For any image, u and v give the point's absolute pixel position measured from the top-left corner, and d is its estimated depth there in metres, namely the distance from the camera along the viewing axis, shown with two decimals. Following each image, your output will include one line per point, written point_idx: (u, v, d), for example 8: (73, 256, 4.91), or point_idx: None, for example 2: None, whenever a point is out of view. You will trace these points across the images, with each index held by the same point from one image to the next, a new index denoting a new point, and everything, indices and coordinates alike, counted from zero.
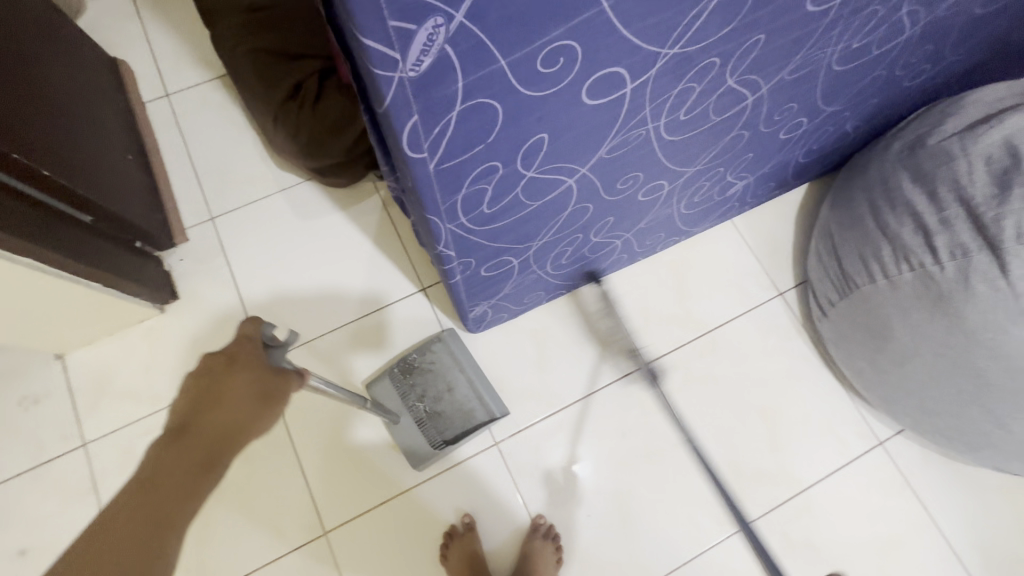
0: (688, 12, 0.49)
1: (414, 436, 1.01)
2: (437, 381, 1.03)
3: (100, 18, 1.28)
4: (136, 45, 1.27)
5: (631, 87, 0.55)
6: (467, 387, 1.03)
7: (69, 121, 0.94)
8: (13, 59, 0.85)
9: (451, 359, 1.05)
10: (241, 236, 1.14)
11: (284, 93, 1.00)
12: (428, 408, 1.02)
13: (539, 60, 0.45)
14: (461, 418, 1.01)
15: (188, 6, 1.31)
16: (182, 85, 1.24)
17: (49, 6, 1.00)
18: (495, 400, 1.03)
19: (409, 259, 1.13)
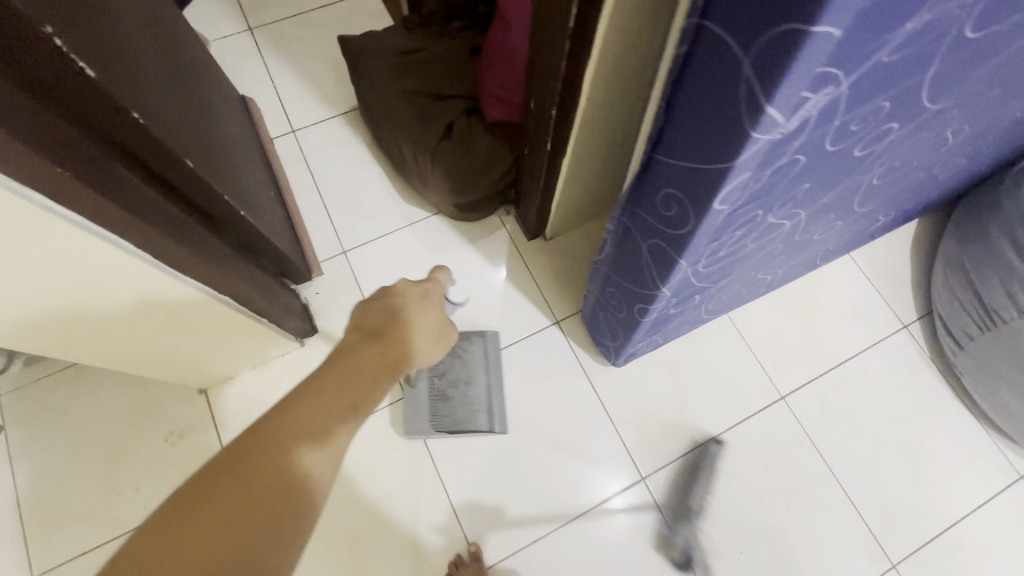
0: (972, 72, 0.52)
1: (420, 405, 1.03)
2: (461, 369, 1.05)
3: (225, 56, 1.32)
4: (261, 82, 1.30)
5: (890, 139, 0.57)
6: (482, 389, 1.04)
7: (217, 143, 0.88)
8: (193, 99, 0.84)
9: (484, 358, 1.06)
10: (373, 269, 1.15)
11: (438, 129, 1.03)
12: (443, 389, 1.03)
13: (858, 119, 0.47)
14: (462, 416, 1.02)
15: (308, 45, 1.36)
16: (307, 121, 1.27)
17: (203, 49, 1.02)
18: (498, 417, 1.04)
19: (541, 293, 1.15)
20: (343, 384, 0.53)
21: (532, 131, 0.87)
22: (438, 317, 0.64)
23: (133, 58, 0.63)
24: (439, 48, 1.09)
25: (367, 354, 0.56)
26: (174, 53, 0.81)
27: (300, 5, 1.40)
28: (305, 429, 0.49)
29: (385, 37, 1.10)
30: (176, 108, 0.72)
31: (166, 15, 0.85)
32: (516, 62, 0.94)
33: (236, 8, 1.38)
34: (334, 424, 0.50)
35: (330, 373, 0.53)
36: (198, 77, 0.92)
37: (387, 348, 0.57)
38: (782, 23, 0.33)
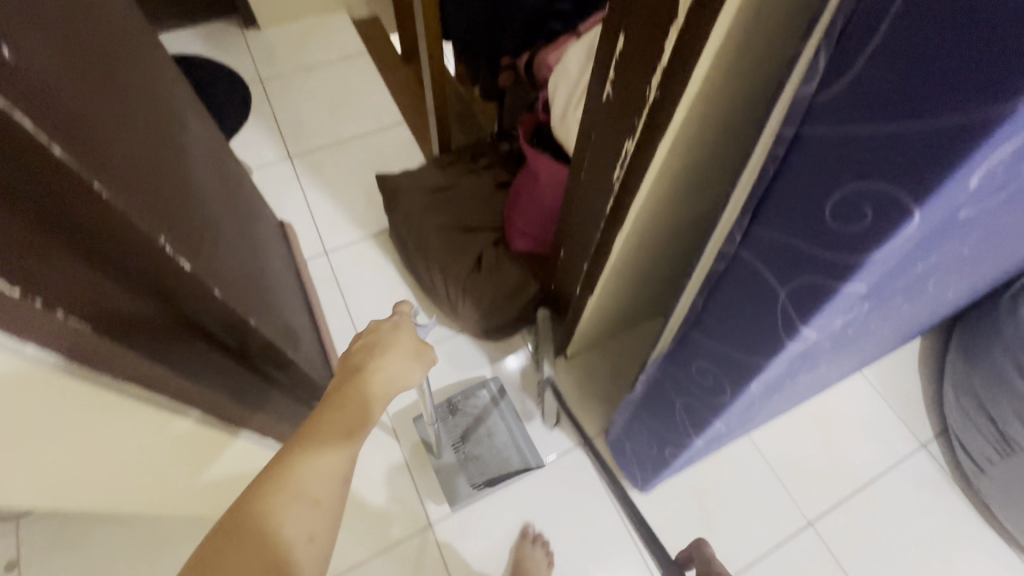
0: (972, 265, 0.57)
1: (455, 475, 1.08)
2: (478, 426, 1.13)
3: (265, 183, 1.44)
4: (297, 206, 1.41)
5: (902, 313, 0.63)
6: (505, 434, 1.13)
7: (264, 280, 0.90)
8: (247, 236, 0.89)
9: (494, 405, 1.15)
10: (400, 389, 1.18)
11: (469, 260, 1.10)
12: (470, 450, 1.10)
13: (876, 316, 0.52)
14: (500, 463, 1.10)
15: (343, 173, 1.48)
16: (339, 243, 1.36)
17: (252, 187, 1.11)
18: (530, 450, 1.12)
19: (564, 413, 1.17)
20: (340, 421, 0.54)
21: (562, 272, 0.94)
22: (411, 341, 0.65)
23: (204, 215, 0.67)
24: (468, 185, 1.20)
25: (356, 386, 0.58)
26: (228, 200, 0.85)
27: (336, 137, 1.54)
28: (313, 464, 0.50)
29: (418, 175, 1.21)
30: (233, 255, 0.74)
31: (229, 168, 0.94)
32: (544, 208, 1.02)
33: (278, 140, 1.52)
34: (336, 448, 0.52)
35: (323, 413, 0.55)
36: (246, 216, 0.97)
37: (370, 378, 0.59)
38: (816, 275, 0.39)
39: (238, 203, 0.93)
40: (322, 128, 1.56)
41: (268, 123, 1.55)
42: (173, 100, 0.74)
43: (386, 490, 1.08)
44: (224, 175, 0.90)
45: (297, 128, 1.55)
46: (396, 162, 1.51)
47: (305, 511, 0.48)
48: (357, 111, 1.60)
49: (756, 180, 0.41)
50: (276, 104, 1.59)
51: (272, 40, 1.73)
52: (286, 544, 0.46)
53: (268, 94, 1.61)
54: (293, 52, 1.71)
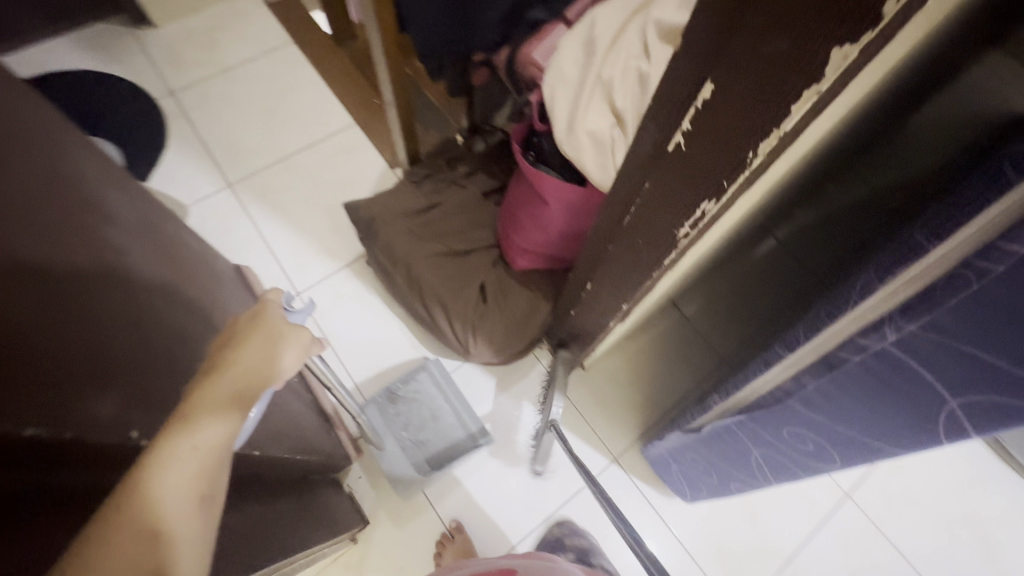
0: None
1: (401, 462, 1.04)
2: (421, 411, 1.08)
3: (207, 221, 1.24)
4: (251, 244, 1.22)
5: None
6: (450, 416, 1.08)
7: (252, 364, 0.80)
8: (205, 321, 0.72)
9: (435, 388, 1.10)
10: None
11: (472, 293, 0.98)
12: (414, 436, 1.06)
13: None
14: (446, 447, 1.06)
15: (296, 195, 1.29)
16: (311, 279, 1.20)
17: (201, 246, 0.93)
18: (478, 427, 1.08)
19: (593, 428, 1.11)
20: (224, 392, 0.43)
21: (585, 303, 0.84)
22: (283, 321, 0.52)
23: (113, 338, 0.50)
24: (452, 202, 1.06)
25: (234, 363, 0.46)
26: (187, 289, 0.72)
27: (279, 152, 1.33)
28: (187, 448, 0.38)
29: (392, 197, 1.05)
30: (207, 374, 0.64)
31: (169, 240, 0.76)
32: (552, 233, 0.88)
33: (210, 166, 1.30)
34: (216, 427, 0.41)
35: (198, 385, 0.43)
36: (207, 293, 0.82)
37: (251, 353, 0.47)
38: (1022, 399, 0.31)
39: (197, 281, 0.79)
40: (259, 144, 1.34)
41: (192, 146, 1.32)
42: (102, 204, 0.59)
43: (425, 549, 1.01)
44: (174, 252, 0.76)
45: (230, 147, 1.33)
46: (355, 172, 1.33)
47: (176, 507, 0.36)
48: (296, 116, 1.39)
49: (928, 283, 0.32)
50: (197, 121, 1.35)
51: (173, 40, 1.45)
52: (156, 554, 0.34)
53: (185, 110, 1.36)
54: (203, 52, 1.44)
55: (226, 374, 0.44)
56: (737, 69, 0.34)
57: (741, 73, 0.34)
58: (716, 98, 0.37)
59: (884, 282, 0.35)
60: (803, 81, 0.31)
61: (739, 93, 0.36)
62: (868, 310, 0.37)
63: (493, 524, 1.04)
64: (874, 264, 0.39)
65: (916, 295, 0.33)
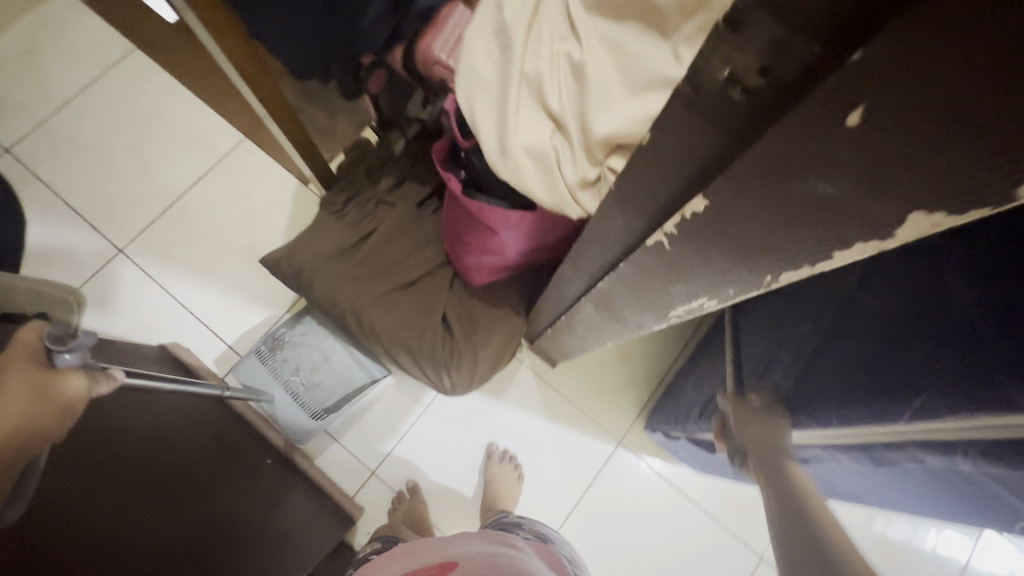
0: None
1: (293, 409, 0.96)
2: (311, 353, 0.98)
3: (110, 299, 1.06)
4: (172, 313, 1.07)
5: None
6: (341, 352, 0.98)
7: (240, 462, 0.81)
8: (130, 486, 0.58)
9: (323, 328, 0.99)
10: (410, 469, 1.03)
11: (436, 328, 0.88)
12: (305, 380, 0.97)
13: None
14: (341, 386, 0.98)
15: (204, 243, 1.11)
16: (253, 337, 1.07)
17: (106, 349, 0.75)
18: (376, 361, 0.99)
19: (592, 417, 1.07)
20: None
21: (563, 328, 0.75)
22: (39, 375, 0.39)
23: None
24: (386, 225, 0.92)
25: None
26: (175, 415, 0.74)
27: (168, 195, 1.13)
28: None
29: (315, 236, 0.91)
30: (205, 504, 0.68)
31: None
32: (508, 254, 0.77)
33: (91, 231, 1.09)
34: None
35: None
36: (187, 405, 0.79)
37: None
38: None
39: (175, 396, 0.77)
40: (140, 189, 1.13)
41: (60, 212, 1.10)
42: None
43: None
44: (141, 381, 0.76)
45: (106, 202, 1.11)
46: (263, 198, 1.14)
47: None
48: (174, 144, 1.16)
49: None
50: (53, 178, 1.11)
51: None
52: None
53: (33, 167, 1.12)
54: (29, 87, 1.16)
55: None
56: (748, 197, 0.24)
57: (754, 202, 0.24)
58: (713, 218, 0.27)
59: (956, 416, 0.28)
60: (852, 234, 0.22)
61: (751, 221, 0.25)
62: (928, 432, 0.31)
63: None
64: (932, 368, 0.31)
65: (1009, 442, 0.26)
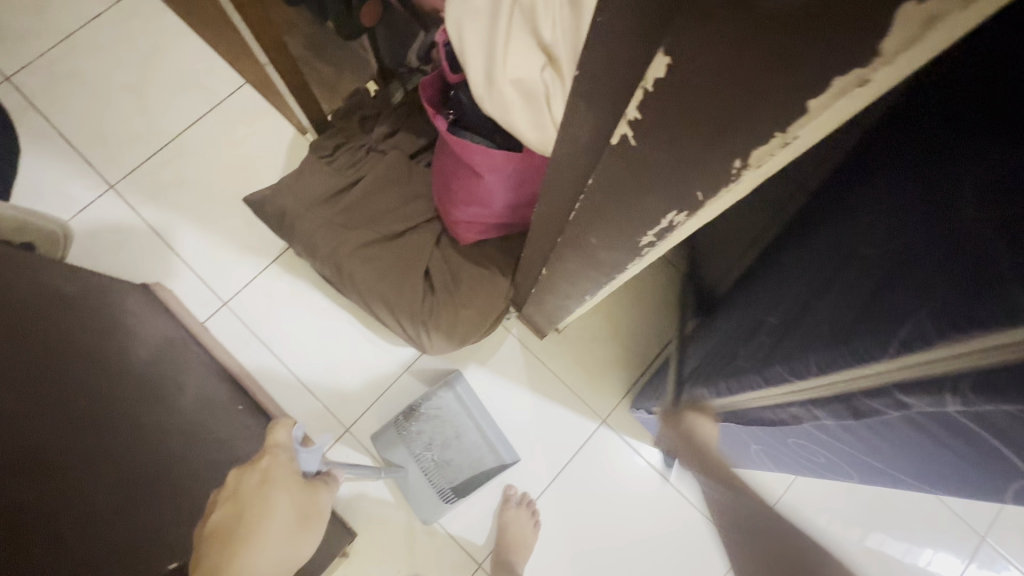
0: None
1: (424, 488, 0.96)
2: (445, 428, 0.98)
3: (96, 235, 1.05)
4: (158, 254, 1.05)
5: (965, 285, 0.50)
6: (474, 433, 0.99)
7: (183, 409, 0.78)
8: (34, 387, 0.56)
9: (460, 406, 1.00)
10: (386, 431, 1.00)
11: (417, 283, 0.85)
12: (437, 456, 0.98)
13: None
14: (469, 465, 0.98)
15: (196, 186, 1.09)
16: (236, 285, 1.05)
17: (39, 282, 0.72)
18: (506, 446, 0.99)
19: (576, 394, 1.04)
20: None
21: (544, 287, 0.72)
22: None
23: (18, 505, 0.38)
24: (374, 174, 0.88)
25: None
26: (96, 362, 0.70)
27: (163, 135, 1.11)
28: None
29: (302, 181, 0.88)
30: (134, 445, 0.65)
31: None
32: (494, 206, 0.74)
33: (84, 165, 1.08)
34: (289, 519, 0.50)
35: None
36: (112, 359, 0.74)
37: (254, 560, 0.47)
38: None
39: (109, 347, 0.75)
40: (136, 128, 1.11)
41: (53, 145, 1.08)
42: None
43: (418, 547, 0.96)
44: (66, 320, 0.71)
45: (100, 138, 1.10)
46: (259, 145, 1.12)
47: None
48: (173, 85, 1.14)
49: None
50: (50, 109, 1.10)
51: None
52: None
53: (31, 97, 1.10)
54: (33, 17, 1.14)
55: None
56: (708, 48, 0.20)
57: (717, 47, 0.20)
58: (677, 88, 0.23)
59: (949, 342, 0.24)
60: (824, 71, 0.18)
61: (714, 85, 0.21)
62: (918, 367, 0.26)
63: (486, 508, 0.99)
64: (927, 295, 0.27)
65: (1005, 368, 0.22)
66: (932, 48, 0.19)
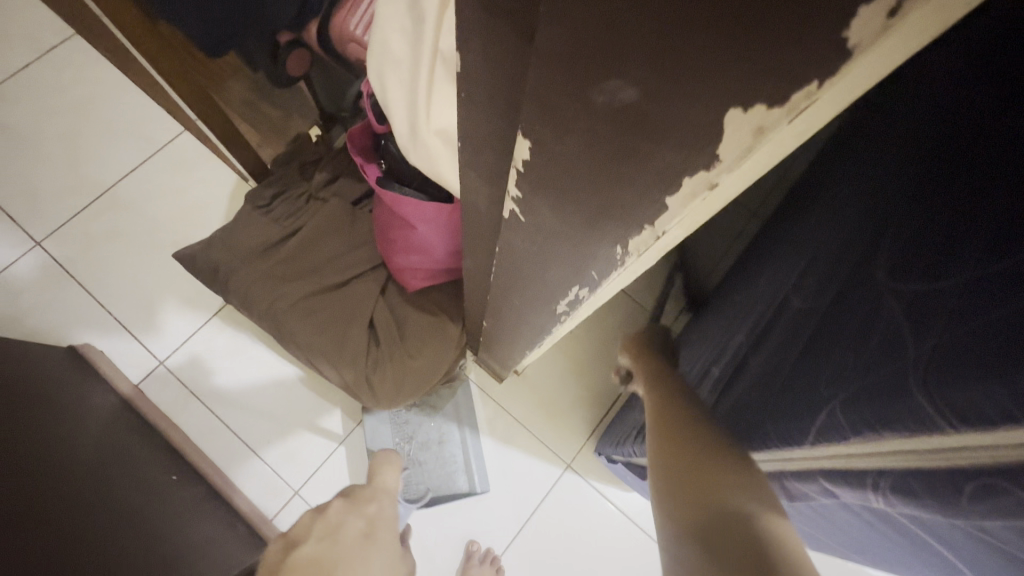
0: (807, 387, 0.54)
1: None
2: (428, 428, 0.97)
3: (20, 296, 0.98)
4: (89, 313, 0.99)
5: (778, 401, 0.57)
6: (456, 446, 0.97)
7: (84, 490, 0.68)
8: None
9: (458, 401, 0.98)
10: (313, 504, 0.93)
11: (361, 335, 0.81)
12: (411, 453, 0.96)
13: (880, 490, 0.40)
14: (441, 478, 0.95)
15: (131, 239, 1.03)
16: (174, 341, 0.99)
17: None
18: (480, 471, 0.97)
19: (540, 439, 1.00)
20: None
21: (492, 338, 0.68)
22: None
23: None
24: (314, 223, 0.85)
25: None
26: None
27: (96, 187, 1.06)
28: None
29: (237, 233, 0.84)
30: None
31: None
32: (436, 254, 0.71)
33: (7, 223, 1.02)
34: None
35: None
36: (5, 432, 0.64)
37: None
38: None
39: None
40: (66, 182, 1.05)
41: None
42: None
43: None
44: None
45: (26, 194, 1.04)
46: (200, 194, 1.07)
47: None
48: (106, 134, 1.09)
49: None
50: None
51: None
52: None
53: None
54: None
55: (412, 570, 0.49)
56: (565, 130, 0.18)
57: (576, 133, 0.18)
58: (548, 172, 0.21)
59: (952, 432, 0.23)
60: (678, 154, 0.17)
61: (587, 164, 0.20)
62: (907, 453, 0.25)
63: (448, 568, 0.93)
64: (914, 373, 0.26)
65: (1009, 472, 0.21)
66: (796, 133, 0.17)
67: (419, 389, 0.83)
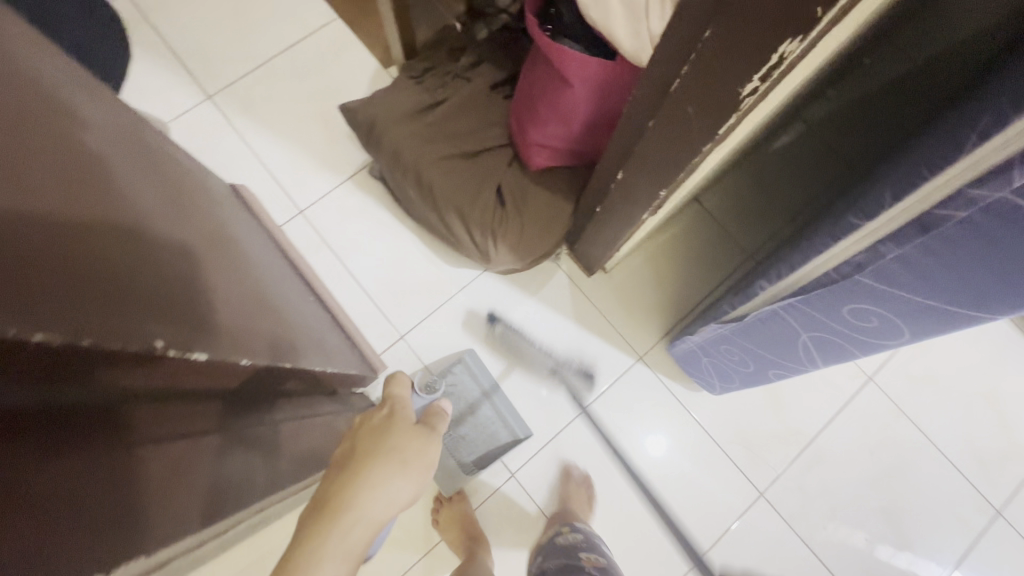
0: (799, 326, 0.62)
1: (447, 462, 1.01)
2: (459, 405, 1.03)
3: (192, 138, 1.14)
4: (245, 161, 1.14)
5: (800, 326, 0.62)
6: (487, 408, 1.03)
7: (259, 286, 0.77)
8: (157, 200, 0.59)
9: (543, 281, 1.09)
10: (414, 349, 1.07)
11: (489, 196, 0.92)
12: (452, 434, 1.02)
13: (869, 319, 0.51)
14: (484, 440, 1.02)
15: (284, 105, 1.18)
16: (313, 196, 1.13)
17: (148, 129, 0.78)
18: (517, 421, 1.03)
19: (617, 330, 1.10)
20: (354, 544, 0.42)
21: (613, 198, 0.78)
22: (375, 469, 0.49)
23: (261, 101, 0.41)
24: (458, 97, 0.96)
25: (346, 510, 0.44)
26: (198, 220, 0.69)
27: (260, 57, 1.20)
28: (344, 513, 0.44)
29: (392, 97, 0.96)
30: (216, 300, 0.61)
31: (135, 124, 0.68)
32: (575, 121, 0.80)
33: (186, 77, 1.18)
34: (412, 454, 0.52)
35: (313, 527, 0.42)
36: (203, 209, 0.77)
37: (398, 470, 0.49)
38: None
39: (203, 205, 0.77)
40: (235, 49, 1.21)
41: (160, 55, 1.18)
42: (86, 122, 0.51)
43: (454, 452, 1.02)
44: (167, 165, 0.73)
45: (203, 54, 1.20)
46: (345, 75, 1.21)
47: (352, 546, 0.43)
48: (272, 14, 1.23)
49: None
50: (161, 24, 1.20)
51: None
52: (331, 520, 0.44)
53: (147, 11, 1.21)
54: None
55: (346, 509, 0.44)
56: None
57: None
58: None
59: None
60: None
61: None
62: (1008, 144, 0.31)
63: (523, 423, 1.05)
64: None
65: None
66: None
67: (530, 253, 0.94)
